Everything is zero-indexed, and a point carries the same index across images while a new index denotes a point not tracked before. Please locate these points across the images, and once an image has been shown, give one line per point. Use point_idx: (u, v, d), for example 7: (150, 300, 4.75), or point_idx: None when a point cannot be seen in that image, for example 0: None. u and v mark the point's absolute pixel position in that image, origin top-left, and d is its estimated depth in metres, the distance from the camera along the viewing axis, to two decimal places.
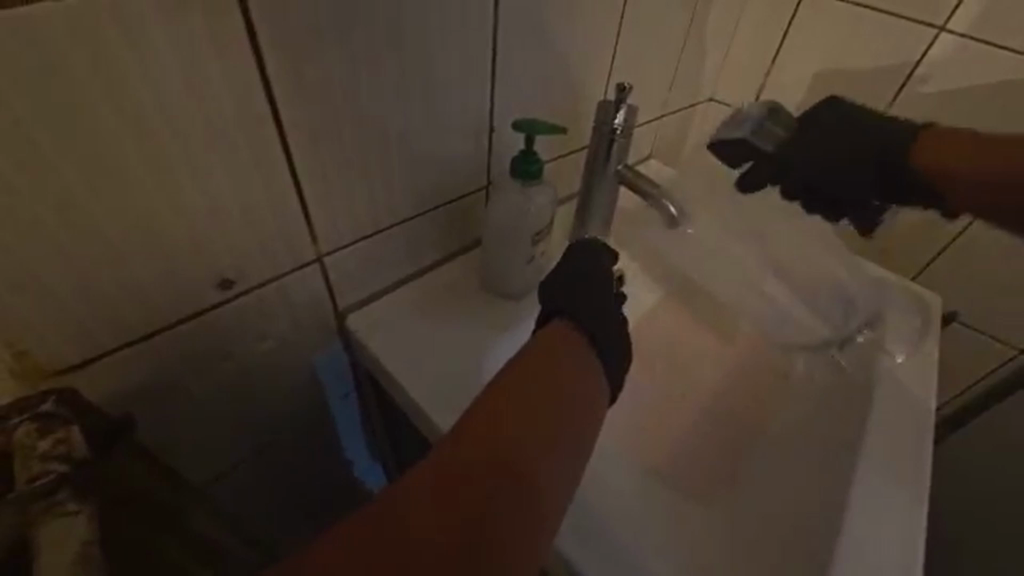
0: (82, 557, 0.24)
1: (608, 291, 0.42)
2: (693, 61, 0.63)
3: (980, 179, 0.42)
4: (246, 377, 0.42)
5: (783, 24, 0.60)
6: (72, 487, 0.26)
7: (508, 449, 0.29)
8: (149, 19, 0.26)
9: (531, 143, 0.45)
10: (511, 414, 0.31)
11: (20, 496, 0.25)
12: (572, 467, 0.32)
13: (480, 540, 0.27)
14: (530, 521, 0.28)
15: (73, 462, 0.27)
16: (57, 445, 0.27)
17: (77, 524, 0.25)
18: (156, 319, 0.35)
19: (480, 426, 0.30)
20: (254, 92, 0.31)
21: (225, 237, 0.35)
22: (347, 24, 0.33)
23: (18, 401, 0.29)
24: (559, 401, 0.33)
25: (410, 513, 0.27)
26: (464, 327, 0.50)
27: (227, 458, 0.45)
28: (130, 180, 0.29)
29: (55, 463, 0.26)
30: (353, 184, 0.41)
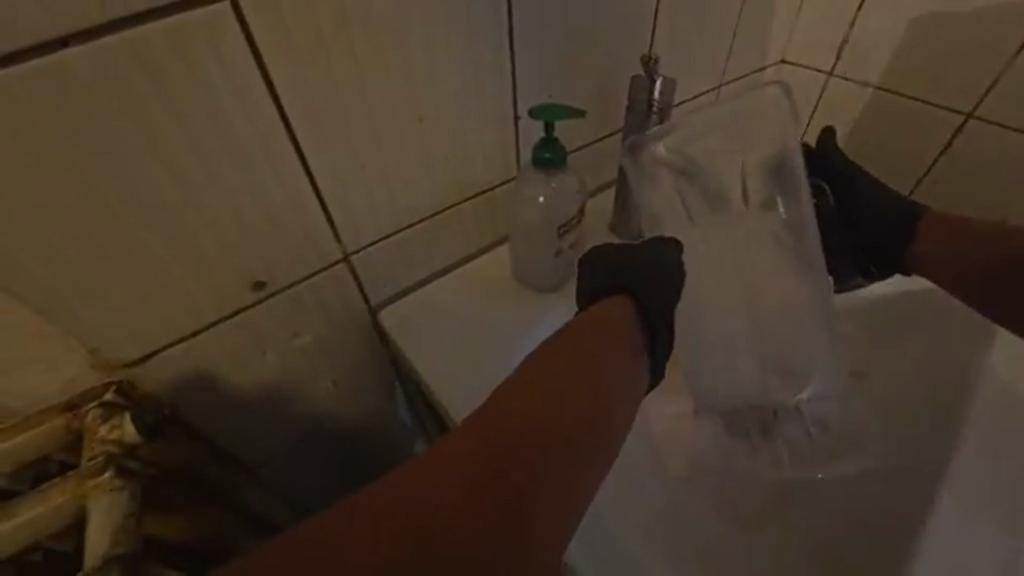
0: (122, 524, 0.34)
1: (674, 289, 0.42)
2: (753, 21, 0.59)
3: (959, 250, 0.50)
4: (287, 369, 0.46)
5: None
6: (118, 468, 0.36)
7: (529, 441, 0.35)
8: (159, 51, 0.29)
9: (551, 130, 0.44)
10: (533, 410, 0.36)
11: (79, 474, 0.34)
12: (595, 453, 0.37)
13: (511, 514, 0.33)
14: (555, 498, 0.35)
15: (123, 446, 0.36)
16: (113, 431, 0.36)
17: (122, 498, 0.35)
18: (202, 318, 0.39)
19: (507, 421, 0.36)
20: (265, 108, 0.33)
21: (254, 243, 0.38)
22: (351, 30, 0.34)
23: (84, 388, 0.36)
24: (578, 399, 0.37)
25: (447, 491, 0.33)
26: (492, 320, 0.50)
27: (280, 442, 0.50)
28: (162, 196, 0.33)
29: (110, 447, 0.36)
30: (374, 186, 0.42)
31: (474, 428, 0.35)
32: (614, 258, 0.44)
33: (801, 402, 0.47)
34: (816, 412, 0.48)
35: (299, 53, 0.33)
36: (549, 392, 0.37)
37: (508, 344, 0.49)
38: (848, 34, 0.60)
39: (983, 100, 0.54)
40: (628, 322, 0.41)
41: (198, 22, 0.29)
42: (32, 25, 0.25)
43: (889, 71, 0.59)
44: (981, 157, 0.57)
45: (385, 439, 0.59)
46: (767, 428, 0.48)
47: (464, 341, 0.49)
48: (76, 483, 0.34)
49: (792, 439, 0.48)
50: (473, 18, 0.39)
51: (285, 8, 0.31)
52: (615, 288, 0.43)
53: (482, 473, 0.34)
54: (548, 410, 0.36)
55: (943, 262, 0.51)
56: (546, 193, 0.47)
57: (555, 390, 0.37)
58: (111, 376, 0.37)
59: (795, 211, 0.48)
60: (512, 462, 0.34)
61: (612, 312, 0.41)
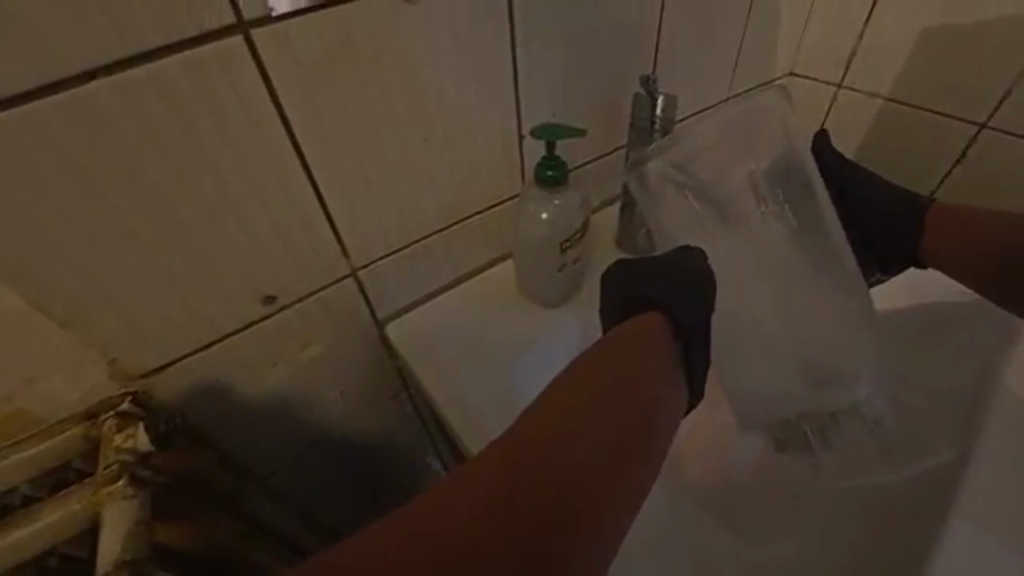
0: (132, 532, 0.35)
1: (702, 296, 0.41)
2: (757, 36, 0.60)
3: (954, 248, 0.50)
4: (296, 380, 0.47)
5: None
6: (132, 477, 0.37)
7: (553, 451, 0.36)
8: (178, 78, 0.30)
9: (552, 148, 0.45)
10: (556, 421, 0.37)
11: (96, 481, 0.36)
12: (620, 464, 0.37)
13: (536, 522, 0.34)
14: (581, 506, 0.36)
15: (138, 455, 0.37)
16: (127, 440, 0.37)
17: (133, 506, 0.36)
18: (214, 330, 0.40)
19: (531, 432, 0.37)
20: (275, 131, 0.35)
21: (264, 258, 0.39)
22: (358, 53, 0.36)
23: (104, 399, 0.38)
24: (599, 409, 0.38)
25: (472, 500, 0.35)
26: (498, 336, 0.51)
27: (288, 452, 0.51)
28: (178, 213, 0.34)
29: (124, 455, 0.37)
30: (381, 204, 0.43)
31: (491, 448, 0.37)
32: (639, 266, 0.44)
33: (856, 398, 0.48)
34: (874, 410, 0.49)
35: (309, 80, 0.35)
36: (571, 403, 0.38)
37: (512, 364, 0.49)
38: (854, 48, 0.60)
39: (996, 110, 0.54)
40: (655, 345, 0.41)
41: (212, 53, 0.31)
42: (60, 58, 0.27)
43: (896, 85, 0.59)
44: (988, 170, 0.57)
45: (393, 450, 0.60)
46: (825, 433, 0.49)
47: (476, 356, 0.49)
48: (93, 490, 0.36)
49: (854, 443, 0.50)
50: (475, 43, 0.41)
51: (295, 38, 0.33)
52: (649, 298, 0.43)
53: (506, 484, 0.35)
54: (565, 433, 0.37)
55: (956, 255, 0.50)
56: (549, 209, 0.48)
57: (576, 415, 0.38)
58: (128, 386, 0.38)
59: (814, 215, 0.48)
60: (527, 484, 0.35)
61: (637, 332, 0.42)
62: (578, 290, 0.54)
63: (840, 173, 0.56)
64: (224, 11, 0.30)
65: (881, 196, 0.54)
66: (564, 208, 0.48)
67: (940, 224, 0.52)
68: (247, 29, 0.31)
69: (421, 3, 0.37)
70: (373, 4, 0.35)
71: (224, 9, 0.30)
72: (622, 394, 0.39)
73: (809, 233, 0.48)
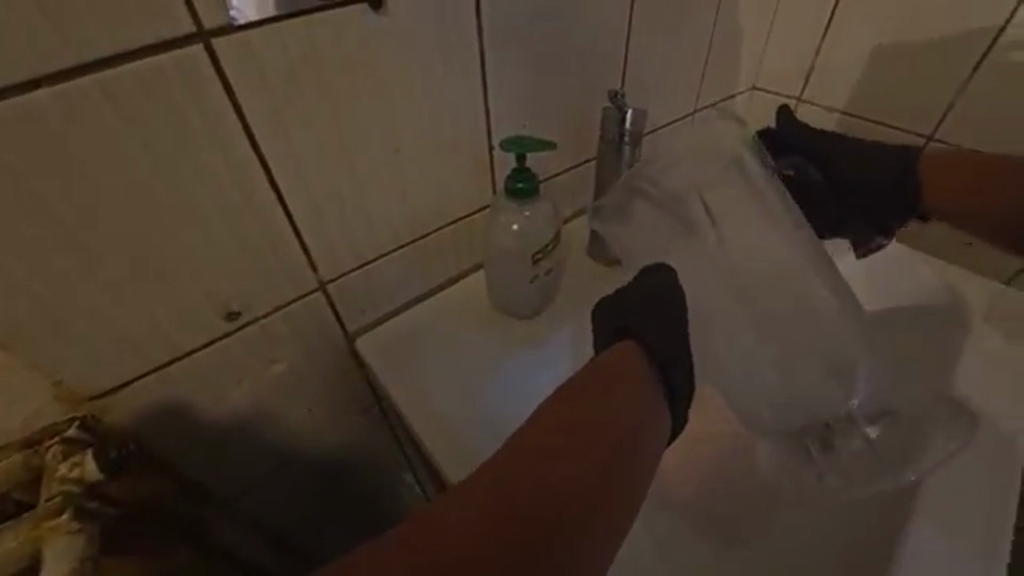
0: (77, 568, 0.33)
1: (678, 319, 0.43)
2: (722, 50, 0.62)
3: (956, 199, 0.51)
4: (261, 399, 0.45)
5: (827, 11, 0.59)
6: (75, 509, 0.34)
7: (544, 472, 0.36)
8: (133, 87, 0.29)
9: (522, 160, 0.45)
10: (548, 442, 0.37)
11: (32, 515, 0.33)
12: (611, 486, 0.37)
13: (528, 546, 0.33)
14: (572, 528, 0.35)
15: (85, 484, 0.35)
16: (74, 468, 0.35)
17: (78, 541, 0.33)
18: (172, 349, 0.38)
19: (522, 452, 0.37)
20: (238, 144, 0.34)
21: (225, 273, 0.38)
22: (325, 65, 0.35)
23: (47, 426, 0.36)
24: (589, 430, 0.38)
25: (463, 522, 0.34)
26: (477, 356, 0.50)
27: (253, 474, 0.49)
28: (132, 228, 0.33)
29: (69, 486, 0.35)
30: (349, 217, 0.42)
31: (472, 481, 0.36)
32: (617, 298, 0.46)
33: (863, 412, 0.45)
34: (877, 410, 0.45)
35: (273, 92, 0.34)
36: (562, 424, 0.38)
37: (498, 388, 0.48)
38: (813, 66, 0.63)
39: (941, 123, 0.57)
40: (643, 372, 0.42)
41: (170, 63, 0.29)
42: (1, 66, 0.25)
43: (850, 101, 0.62)
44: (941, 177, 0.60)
45: (364, 469, 0.58)
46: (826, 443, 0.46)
47: (454, 374, 0.48)
48: (31, 524, 0.33)
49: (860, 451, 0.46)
50: (443, 56, 0.41)
51: (258, 49, 0.32)
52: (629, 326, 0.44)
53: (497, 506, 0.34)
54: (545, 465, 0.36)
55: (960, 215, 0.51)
56: (520, 221, 0.48)
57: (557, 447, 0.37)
58: (78, 411, 0.36)
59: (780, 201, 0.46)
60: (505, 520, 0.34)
61: (615, 363, 0.42)
62: (550, 301, 0.54)
63: (818, 150, 0.52)
64: (183, 21, 0.29)
65: (870, 166, 0.51)
66: (535, 220, 0.48)
67: (936, 179, 0.51)
68: (208, 39, 0.30)
69: (390, 15, 0.36)
70: (341, 17, 0.34)
71: (182, 19, 0.29)
72: (612, 424, 0.39)
73: (807, 241, 0.46)
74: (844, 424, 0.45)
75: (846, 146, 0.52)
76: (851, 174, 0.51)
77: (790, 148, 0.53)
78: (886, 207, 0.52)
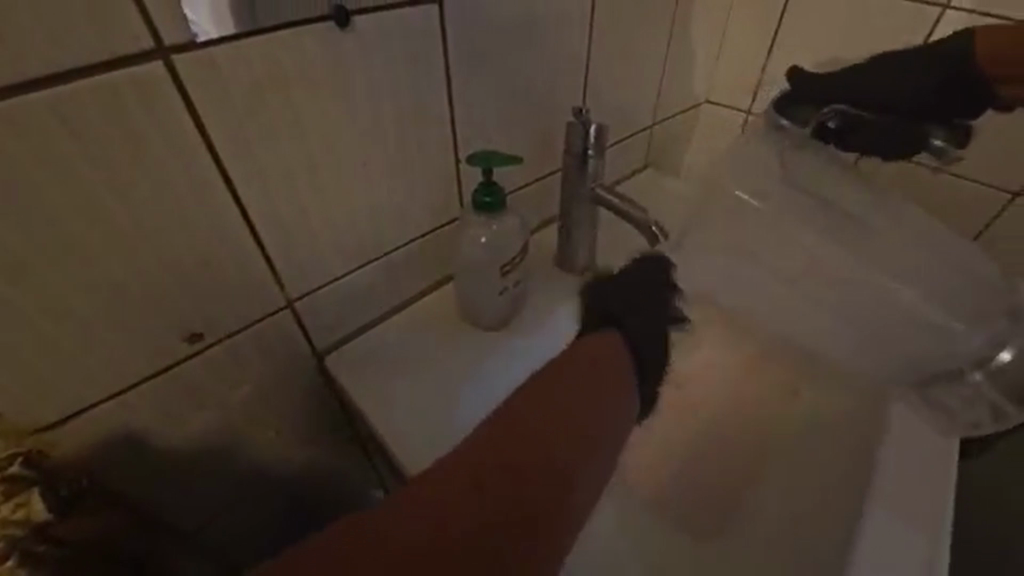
0: None
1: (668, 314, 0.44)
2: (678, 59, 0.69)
3: None
4: (223, 423, 0.44)
5: (769, 36, 0.68)
6: (29, 558, 0.30)
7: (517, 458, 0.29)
8: (86, 104, 0.28)
9: (490, 174, 0.45)
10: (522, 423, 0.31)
11: None
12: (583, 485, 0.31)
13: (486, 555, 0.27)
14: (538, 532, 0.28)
15: (30, 527, 0.31)
16: (16, 510, 0.30)
17: None
18: (129, 374, 0.36)
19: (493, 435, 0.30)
20: (200, 161, 0.33)
21: (186, 294, 0.37)
22: (291, 81, 0.35)
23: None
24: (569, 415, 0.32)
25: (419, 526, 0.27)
26: (445, 360, 0.50)
27: (215, 499, 0.47)
28: (84, 251, 0.31)
29: (11, 529, 0.30)
30: (316, 233, 0.42)
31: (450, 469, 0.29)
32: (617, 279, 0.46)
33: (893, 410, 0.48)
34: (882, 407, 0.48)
35: (238, 109, 0.33)
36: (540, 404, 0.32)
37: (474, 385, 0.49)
38: (754, 91, 0.73)
39: None
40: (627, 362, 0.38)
41: (126, 79, 0.28)
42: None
43: None
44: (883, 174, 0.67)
45: (332, 487, 0.57)
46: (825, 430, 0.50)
47: (424, 377, 0.49)
48: None
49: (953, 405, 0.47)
50: (411, 72, 0.41)
51: (222, 66, 0.31)
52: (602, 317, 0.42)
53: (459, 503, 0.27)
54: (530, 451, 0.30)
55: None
56: (488, 234, 0.48)
57: (544, 430, 0.31)
58: (19, 447, 0.33)
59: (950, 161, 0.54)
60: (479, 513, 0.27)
61: (603, 347, 0.38)
62: (518, 311, 0.55)
63: (840, 92, 0.50)
64: (141, 38, 0.28)
65: (908, 74, 0.48)
66: (503, 232, 0.48)
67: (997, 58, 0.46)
68: (168, 55, 0.29)
69: (357, 32, 0.36)
70: (307, 34, 0.34)
71: (141, 35, 0.28)
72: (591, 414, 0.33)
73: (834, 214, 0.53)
74: (956, 372, 0.48)
75: (874, 70, 0.50)
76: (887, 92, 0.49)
77: (809, 103, 0.51)
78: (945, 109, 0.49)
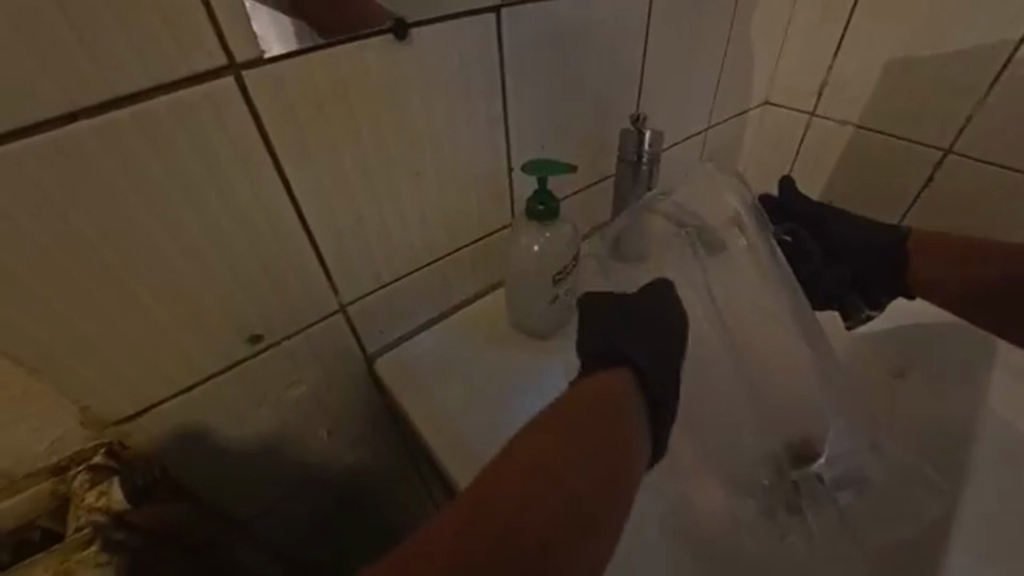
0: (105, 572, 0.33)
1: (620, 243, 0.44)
2: (743, 61, 0.65)
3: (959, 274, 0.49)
4: (281, 422, 0.46)
5: (835, 37, 0.64)
6: (103, 541, 0.33)
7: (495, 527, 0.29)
8: (163, 119, 0.29)
9: (545, 181, 0.44)
10: (509, 483, 0.31)
11: (64, 544, 0.33)
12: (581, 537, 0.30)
13: None
14: None
15: (112, 514, 0.35)
16: (100, 498, 0.35)
17: (107, 573, 0.32)
18: (198, 371, 0.38)
19: (480, 496, 0.30)
20: (265, 169, 0.34)
21: (249, 296, 0.38)
22: (348, 93, 0.35)
23: (92, 464, 0.36)
24: (560, 489, 0.31)
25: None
26: (474, 355, 0.51)
27: (264, 493, 0.48)
28: (163, 257, 0.33)
29: (97, 515, 0.35)
30: (371, 238, 0.43)
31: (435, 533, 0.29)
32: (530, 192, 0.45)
33: (823, 471, 0.41)
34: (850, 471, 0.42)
35: (303, 117, 0.34)
36: (527, 466, 0.31)
37: (435, 365, 0.49)
38: (824, 82, 0.67)
39: (958, 138, 0.59)
40: (621, 392, 0.37)
41: (199, 93, 0.30)
42: (21, 104, 0.25)
43: (865, 114, 0.65)
44: (964, 178, 0.61)
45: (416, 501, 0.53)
46: (798, 505, 0.42)
47: (445, 374, 0.49)
48: (62, 556, 0.32)
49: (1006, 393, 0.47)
50: (465, 79, 0.41)
51: (287, 79, 0.32)
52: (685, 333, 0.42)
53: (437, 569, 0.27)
54: (608, 448, 0.34)
55: (936, 279, 0.50)
56: (541, 242, 0.47)
57: (588, 511, 0.31)
58: (101, 437, 0.36)
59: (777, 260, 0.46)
60: (560, 521, 0.30)
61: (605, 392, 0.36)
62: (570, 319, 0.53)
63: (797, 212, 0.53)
64: (214, 54, 0.29)
65: (835, 244, 0.51)
66: (558, 236, 0.48)
67: (927, 254, 0.50)
68: (239, 70, 0.31)
69: (414, 44, 0.37)
70: (365, 45, 0.35)
71: (214, 51, 0.29)
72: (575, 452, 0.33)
73: None
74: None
75: (823, 208, 0.53)
76: (838, 247, 0.51)
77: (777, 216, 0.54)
78: (818, 268, 0.50)
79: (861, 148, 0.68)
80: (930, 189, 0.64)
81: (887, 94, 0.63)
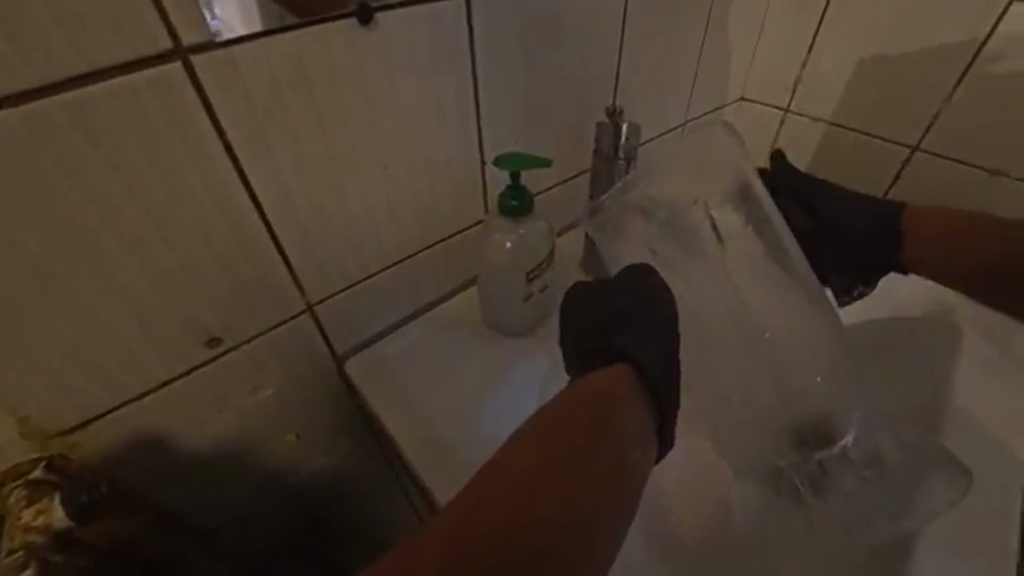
0: None
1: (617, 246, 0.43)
2: (719, 56, 0.65)
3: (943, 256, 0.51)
4: (244, 427, 0.44)
5: (808, 35, 0.64)
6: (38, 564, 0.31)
7: (484, 534, 0.29)
8: (103, 108, 0.27)
9: (517, 176, 0.43)
10: (498, 489, 0.30)
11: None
12: (573, 541, 0.30)
13: None
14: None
15: (53, 533, 0.32)
16: (38, 516, 0.32)
17: None
18: (151, 376, 0.36)
19: (469, 504, 0.30)
20: (219, 162, 0.32)
21: (205, 296, 0.36)
22: (309, 82, 0.33)
23: (30, 479, 0.33)
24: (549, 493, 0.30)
25: None
26: (457, 355, 0.49)
27: (227, 501, 0.46)
28: (106, 256, 0.31)
29: (34, 536, 0.31)
30: (337, 236, 0.41)
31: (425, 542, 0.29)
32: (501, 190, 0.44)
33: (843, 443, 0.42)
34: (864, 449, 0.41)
35: (259, 108, 0.32)
36: (515, 472, 0.31)
37: (425, 366, 0.48)
38: (798, 79, 0.67)
39: (925, 136, 0.60)
40: (618, 392, 0.35)
41: (143, 80, 0.28)
42: None
43: (837, 111, 0.66)
44: (931, 177, 0.62)
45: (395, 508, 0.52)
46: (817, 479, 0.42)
47: (428, 375, 0.47)
48: None
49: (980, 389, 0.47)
50: (434, 69, 0.40)
51: (241, 66, 0.30)
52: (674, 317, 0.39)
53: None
54: (602, 452, 0.33)
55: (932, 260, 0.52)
56: (514, 238, 0.46)
57: (579, 515, 0.30)
58: (43, 450, 0.34)
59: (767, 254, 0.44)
60: (550, 526, 0.30)
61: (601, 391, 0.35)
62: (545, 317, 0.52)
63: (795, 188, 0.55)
64: (159, 38, 0.27)
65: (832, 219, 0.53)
66: (532, 232, 0.46)
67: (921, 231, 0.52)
68: (186, 55, 0.28)
69: (380, 31, 0.35)
70: (326, 32, 0.33)
71: (158, 35, 0.27)
72: (567, 457, 0.32)
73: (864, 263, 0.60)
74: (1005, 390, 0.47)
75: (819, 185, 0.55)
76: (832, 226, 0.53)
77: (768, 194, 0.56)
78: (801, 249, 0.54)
79: (833, 146, 0.68)
80: (898, 186, 0.65)
81: (858, 93, 0.63)
